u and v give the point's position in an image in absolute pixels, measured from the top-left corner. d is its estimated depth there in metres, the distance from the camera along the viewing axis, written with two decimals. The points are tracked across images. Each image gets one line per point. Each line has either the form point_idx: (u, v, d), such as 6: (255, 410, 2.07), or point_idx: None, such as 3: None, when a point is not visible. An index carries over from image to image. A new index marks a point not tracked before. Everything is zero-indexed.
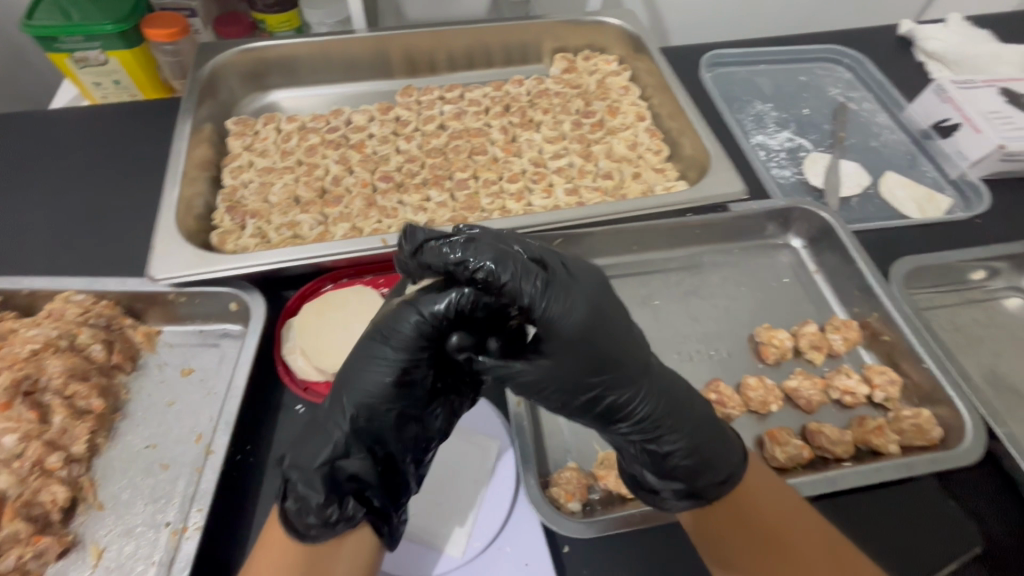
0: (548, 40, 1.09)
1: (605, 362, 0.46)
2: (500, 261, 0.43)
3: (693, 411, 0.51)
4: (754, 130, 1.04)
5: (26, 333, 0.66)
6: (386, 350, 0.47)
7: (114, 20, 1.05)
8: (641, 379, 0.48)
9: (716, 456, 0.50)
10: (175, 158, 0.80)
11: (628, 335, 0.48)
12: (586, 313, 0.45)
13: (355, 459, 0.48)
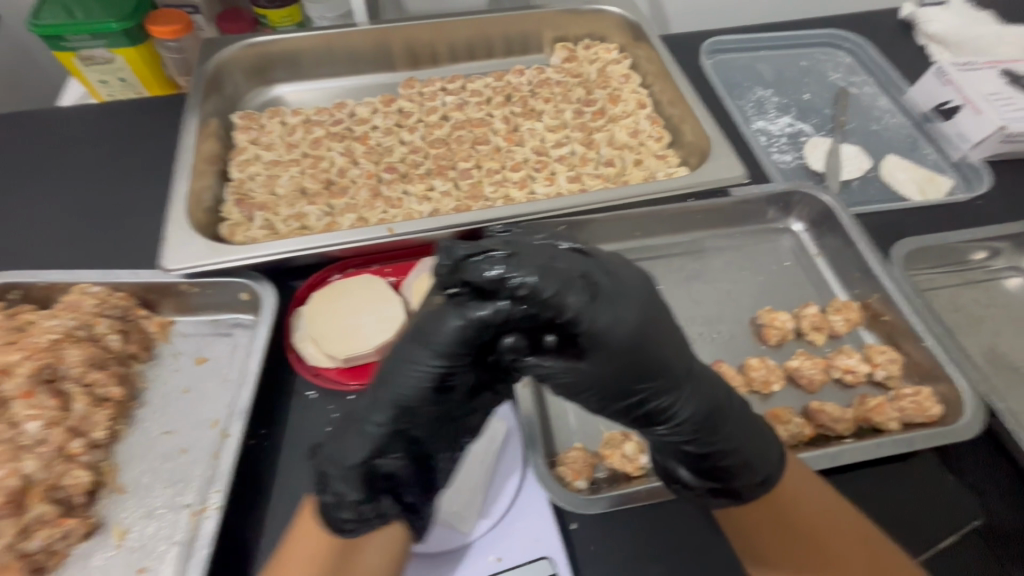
0: (548, 29, 1.10)
1: (650, 371, 0.41)
2: (545, 276, 0.36)
3: (734, 414, 0.47)
4: (755, 116, 1.04)
5: (45, 324, 0.67)
6: (433, 359, 0.41)
7: (119, 18, 1.06)
8: (686, 384, 0.43)
9: (759, 456, 0.47)
10: (184, 152, 0.82)
11: (673, 341, 0.42)
12: (632, 323, 0.39)
13: (393, 459, 0.45)
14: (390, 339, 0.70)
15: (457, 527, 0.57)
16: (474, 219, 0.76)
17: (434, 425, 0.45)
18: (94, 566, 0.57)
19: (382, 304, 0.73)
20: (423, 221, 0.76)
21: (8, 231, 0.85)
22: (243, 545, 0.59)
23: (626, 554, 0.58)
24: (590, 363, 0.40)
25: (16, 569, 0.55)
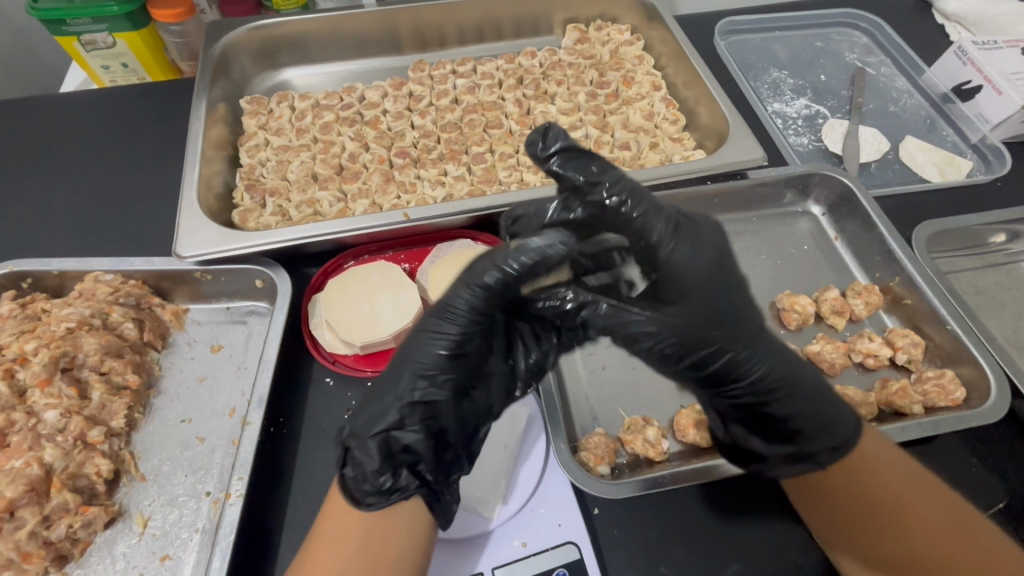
0: (559, 10, 1.08)
1: (722, 316, 0.49)
2: (631, 194, 0.48)
3: (807, 378, 0.52)
4: (771, 98, 1.02)
5: (59, 312, 0.66)
6: (465, 294, 0.49)
7: (120, 2, 1.04)
8: (757, 339, 0.51)
9: (828, 421, 0.51)
10: (193, 138, 0.81)
11: (747, 289, 0.51)
12: (712, 263, 0.49)
13: (410, 431, 0.49)
14: (407, 327, 0.69)
15: (479, 511, 0.57)
16: (490, 203, 0.75)
17: (447, 394, 0.50)
18: (117, 554, 0.57)
19: (399, 291, 0.72)
20: (438, 205, 0.75)
21: (16, 220, 0.84)
22: (267, 532, 0.59)
23: (651, 538, 0.58)
24: (671, 302, 0.49)
25: (40, 557, 0.54)
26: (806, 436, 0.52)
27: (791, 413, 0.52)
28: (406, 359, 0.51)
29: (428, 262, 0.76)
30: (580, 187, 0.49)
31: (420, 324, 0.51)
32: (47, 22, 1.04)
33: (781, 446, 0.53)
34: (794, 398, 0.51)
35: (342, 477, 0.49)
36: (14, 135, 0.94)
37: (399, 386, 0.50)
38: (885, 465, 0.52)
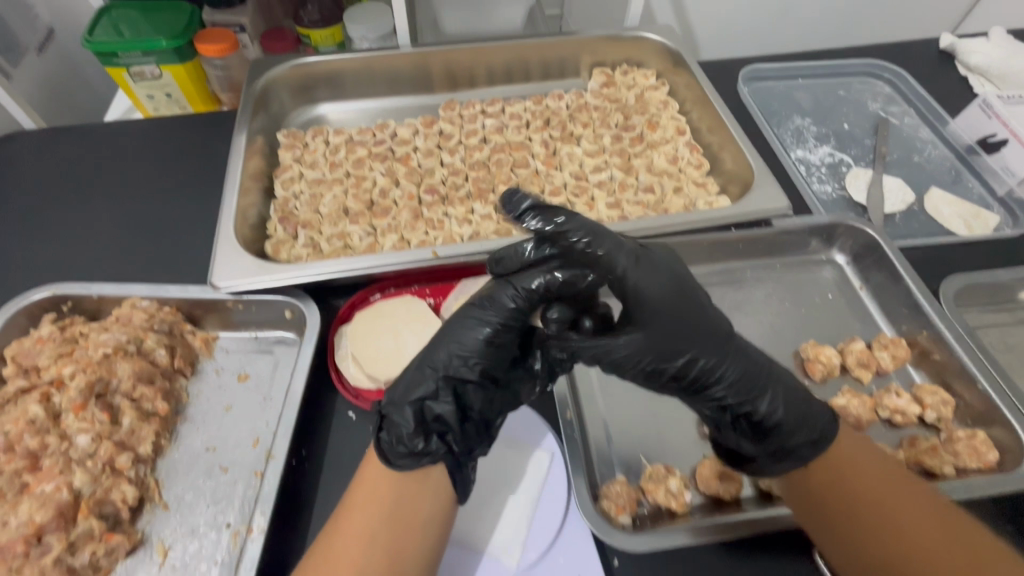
0: (586, 54, 1.11)
1: (692, 332, 0.53)
2: (596, 236, 0.53)
3: (777, 379, 0.56)
4: (795, 145, 1.04)
5: (97, 337, 0.68)
6: (508, 292, 0.55)
7: (170, 37, 1.12)
8: (727, 349, 0.54)
9: (807, 416, 0.55)
10: (232, 171, 0.84)
11: (707, 320, 0.54)
12: (670, 288, 0.53)
13: (441, 404, 0.53)
14: None
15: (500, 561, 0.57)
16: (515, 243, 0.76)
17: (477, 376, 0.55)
18: None
19: (424, 325, 0.73)
20: (465, 244, 0.77)
21: (62, 246, 0.88)
22: (285, 568, 0.59)
23: None
24: (648, 321, 0.52)
25: None
26: (789, 430, 0.55)
27: (772, 415, 0.55)
28: (450, 337, 0.55)
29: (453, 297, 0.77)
30: (548, 235, 0.54)
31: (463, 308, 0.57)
32: (101, 54, 1.12)
33: (765, 444, 0.56)
34: (780, 404, 0.55)
35: (379, 439, 0.53)
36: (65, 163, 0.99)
37: (432, 359, 0.55)
38: (874, 473, 0.54)
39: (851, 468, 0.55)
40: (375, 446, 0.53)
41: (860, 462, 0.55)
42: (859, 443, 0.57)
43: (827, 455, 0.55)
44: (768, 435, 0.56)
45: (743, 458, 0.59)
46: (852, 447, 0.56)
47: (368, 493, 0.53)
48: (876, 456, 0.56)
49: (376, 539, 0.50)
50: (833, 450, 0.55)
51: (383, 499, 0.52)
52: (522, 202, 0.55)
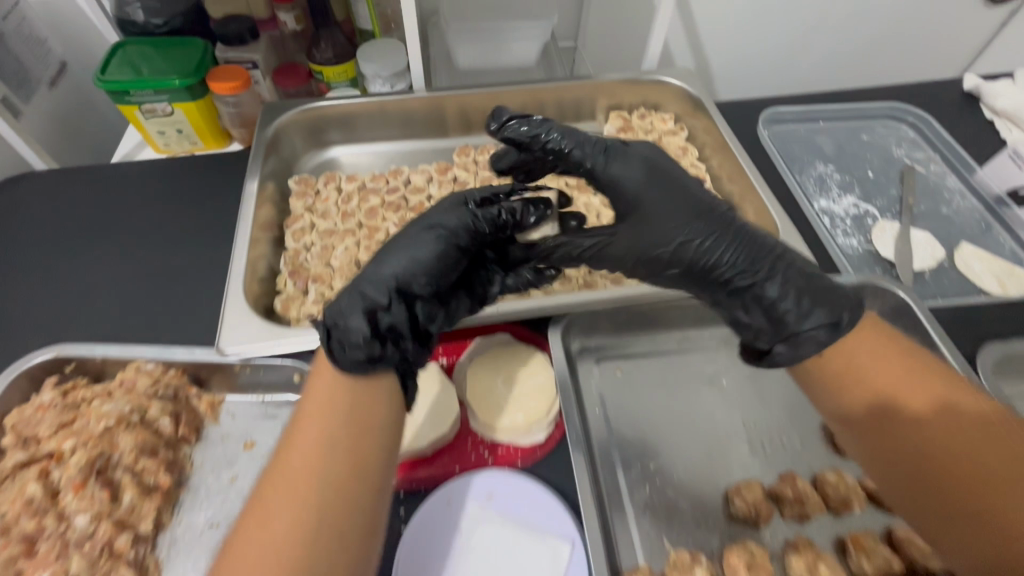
0: (603, 97, 1.09)
1: (691, 211, 0.61)
2: (566, 133, 0.65)
3: (789, 260, 0.60)
4: (818, 194, 1.01)
5: (100, 407, 0.65)
6: (468, 215, 0.65)
7: (182, 75, 1.10)
8: (728, 233, 0.61)
9: (822, 294, 0.59)
10: (244, 225, 0.83)
11: (697, 198, 0.62)
12: (649, 173, 0.63)
13: (394, 310, 0.59)
14: (443, 434, 0.69)
15: None
16: (528, 307, 0.76)
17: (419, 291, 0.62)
18: None
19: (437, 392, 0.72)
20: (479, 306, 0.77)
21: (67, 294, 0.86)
22: None
23: None
24: (637, 221, 0.62)
25: None
26: (803, 311, 0.58)
27: (784, 292, 0.59)
28: (390, 262, 0.62)
29: (466, 358, 0.76)
30: (525, 141, 0.67)
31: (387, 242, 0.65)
32: (113, 93, 1.11)
33: (785, 329, 0.59)
34: (781, 287, 0.59)
35: (331, 347, 0.56)
36: (79, 210, 0.99)
37: (370, 291, 0.60)
38: (899, 379, 0.56)
39: (866, 370, 0.57)
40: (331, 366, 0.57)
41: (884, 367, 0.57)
42: (880, 343, 0.58)
43: (850, 334, 0.59)
44: (778, 318, 0.59)
45: (766, 355, 0.61)
46: (872, 346, 0.58)
47: (325, 385, 0.56)
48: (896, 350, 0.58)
49: (333, 442, 0.52)
50: (854, 334, 0.59)
51: (340, 380, 0.56)
52: (506, 116, 0.70)
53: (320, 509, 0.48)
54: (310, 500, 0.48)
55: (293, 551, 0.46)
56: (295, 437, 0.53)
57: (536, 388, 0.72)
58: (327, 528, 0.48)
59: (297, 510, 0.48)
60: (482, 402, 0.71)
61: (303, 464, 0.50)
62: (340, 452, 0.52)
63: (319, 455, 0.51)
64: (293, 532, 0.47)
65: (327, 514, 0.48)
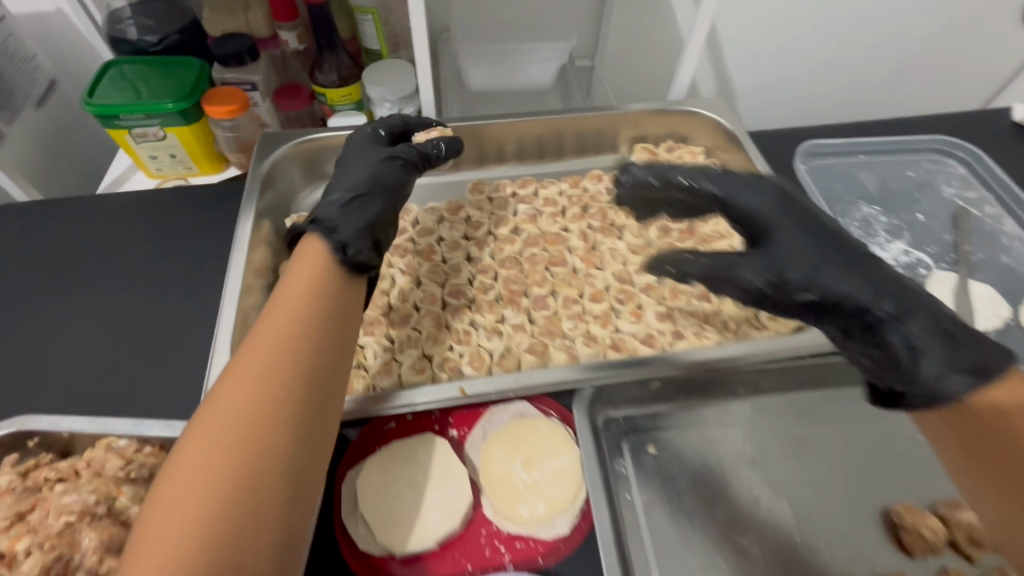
0: (627, 128, 1.01)
1: (817, 247, 0.61)
2: (694, 172, 0.69)
3: (924, 302, 0.58)
4: (863, 239, 0.92)
5: (60, 498, 0.57)
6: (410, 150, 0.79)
7: (175, 98, 1.03)
8: (858, 269, 0.59)
9: (963, 344, 0.55)
10: (235, 273, 0.75)
11: (829, 236, 0.62)
12: (779, 209, 0.63)
13: (383, 223, 0.67)
14: (453, 529, 0.60)
15: None
16: (554, 381, 0.66)
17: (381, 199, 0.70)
18: None
19: (447, 475, 0.64)
20: (495, 376, 0.69)
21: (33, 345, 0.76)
22: None
23: None
24: (774, 245, 0.62)
25: None
26: (933, 354, 0.55)
27: (915, 334, 0.56)
28: (355, 180, 0.71)
29: (479, 432, 0.68)
30: (651, 185, 0.72)
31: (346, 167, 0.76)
32: (101, 116, 1.03)
33: (923, 368, 0.55)
34: (923, 323, 0.56)
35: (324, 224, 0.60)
36: None
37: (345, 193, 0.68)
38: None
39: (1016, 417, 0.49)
40: (306, 237, 0.60)
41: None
42: None
43: (998, 371, 0.52)
44: (915, 350, 0.56)
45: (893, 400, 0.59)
46: None
47: (282, 295, 0.52)
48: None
49: (319, 317, 0.51)
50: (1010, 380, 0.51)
51: (297, 296, 0.52)
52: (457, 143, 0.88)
53: (277, 427, 0.44)
54: (264, 417, 0.43)
55: (241, 475, 0.40)
56: (246, 349, 0.47)
57: (558, 472, 0.64)
58: (281, 448, 0.43)
59: (247, 425, 0.42)
60: (499, 488, 0.64)
61: (256, 375, 0.45)
62: (291, 368, 0.46)
63: (272, 369, 0.46)
64: (243, 449, 0.41)
65: (281, 433, 0.44)
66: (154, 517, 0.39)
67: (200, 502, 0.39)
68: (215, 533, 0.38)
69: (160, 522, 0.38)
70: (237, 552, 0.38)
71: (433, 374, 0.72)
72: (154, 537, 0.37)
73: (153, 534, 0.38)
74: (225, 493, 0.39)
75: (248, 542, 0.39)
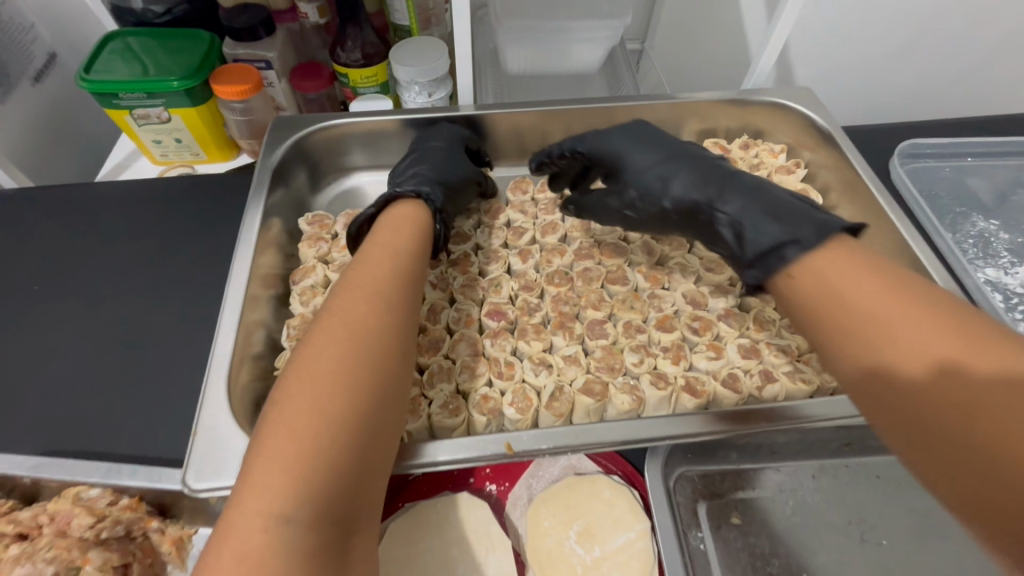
0: (693, 120, 0.86)
1: (655, 161, 0.62)
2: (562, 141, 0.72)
3: (762, 188, 0.54)
4: (981, 261, 0.77)
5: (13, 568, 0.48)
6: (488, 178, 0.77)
7: (180, 76, 0.91)
8: (681, 171, 0.59)
9: (784, 218, 0.50)
10: (236, 283, 0.63)
11: (670, 150, 0.63)
12: (617, 142, 0.66)
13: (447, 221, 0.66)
14: None
15: None
16: (627, 434, 0.51)
17: (456, 185, 0.71)
18: None
19: (488, 546, 0.53)
20: (551, 429, 0.52)
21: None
22: None
23: None
24: (621, 171, 0.65)
25: None
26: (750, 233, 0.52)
27: (738, 217, 0.54)
28: (429, 163, 0.71)
29: (523, 489, 0.57)
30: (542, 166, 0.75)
31: (418, 153, 0.75)
32: (98, 95, 0.92)
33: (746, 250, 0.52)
34: (743, 205, 0.53)
35: (418, 195, 0.63)
36: None
37: (424, 173, 0.69)
38: (938, 337, 0.37)
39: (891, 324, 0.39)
40: (397, 212, 0.60)
41: (891, 313, 0.39)
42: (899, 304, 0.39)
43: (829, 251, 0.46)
44: (740, 234, 0.53)
45: None
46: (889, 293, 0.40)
47: (387, 245, 0.53)
48: (906, 291, 0.40)
49: (404, 268, 0.51)
50: (825, 256, 0.45)
51: (401, 246, 0.54)
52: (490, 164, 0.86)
53: (396, 352, 0.43)
54: (385, 336, 0.43)
55: (361, 407, 0.38)
56: (359, 280, 0.47)
57: (622, 550, 0.53)
58: (395, 376, 0.42)
59: (372, 345, 0.41)
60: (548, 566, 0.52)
61: (374, 303, 0.45)
62: (404, 305, 0.47)
63: (390, 300, 0.46)
64: (371, 365, 0.40)
65: (397, 362, 0.43)
66: (282, 415, 0.36)
67: (334, 404, 0.37)
68: (350, 437, 0.36)
69: (291, 421, 0.35)
70: (363, 462, 0.37)
71: (469, 417, 0.58)
72: (287, 432, 0.35)
73: (284, 430, 0.35)
74: (359, 401, 0.38)
75: (371, 457, 0.37)
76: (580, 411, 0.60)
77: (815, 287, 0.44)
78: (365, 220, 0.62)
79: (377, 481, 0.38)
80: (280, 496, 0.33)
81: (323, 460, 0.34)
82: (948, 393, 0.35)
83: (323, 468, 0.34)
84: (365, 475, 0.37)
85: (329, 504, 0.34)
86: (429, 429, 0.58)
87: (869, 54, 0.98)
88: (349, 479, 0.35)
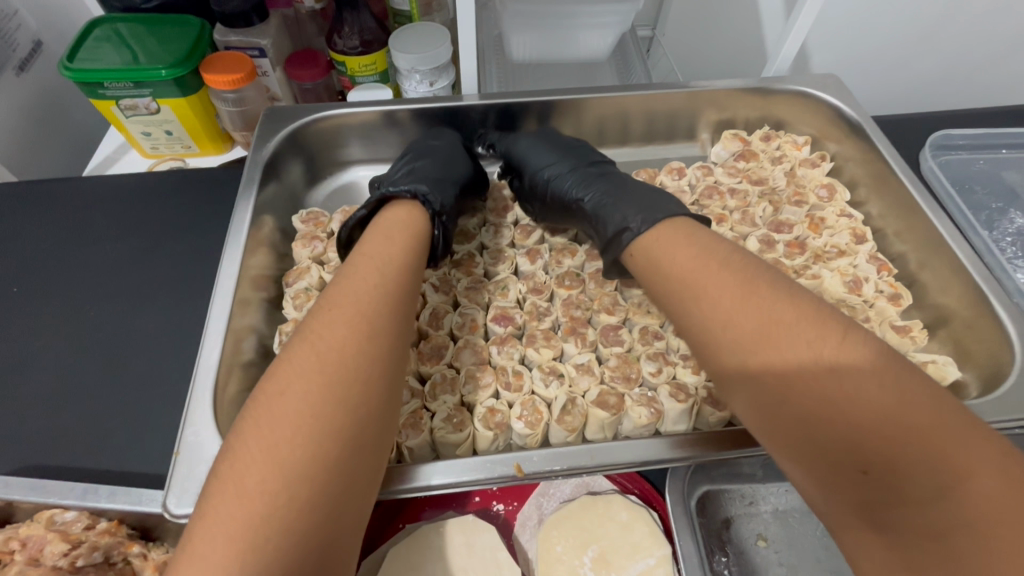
0: (710, 110, 0.81)
1: (553, 156, 0.70)
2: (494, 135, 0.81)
3: (626, 184, 0.64)
4: (1021, 261, 0.72)
5: None
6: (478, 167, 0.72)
7: (168, 64, 0.86)
8: (568, 166, 0.68)
9: (631, 203, 0.59)
10: (223, 286, 0.58)
11: (570, 151, 0.72)
12: (527, 139, 0.74)
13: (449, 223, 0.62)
14: None
15: None
16: (644, 456, 0.48)
17: (456, 183, 0.67)
18: None
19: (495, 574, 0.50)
20: (562, 454, 0.47)
21: None
22: None
23: None
24: (522, 161, 0.72)
25: None
26: (606, 218, 0.61)
27: (598, 206, 0.63)
28: (429, 161, 0.67)
29: (533, 509, 0.54)
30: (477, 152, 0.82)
31: (417, 148, 0.71)
32: (82, 84, 0.87)
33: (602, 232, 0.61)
34: (603, 197, 0.63)
35: (415, 198, 0.59)
36: None
37: (423, 172, 0.65)
38: (748, 303, 0.42)
39: (706, 291, 0.44)
40: (387, 215, 0.56)
41: (712, 286, 0.44)
42: (721, 280, 0.44)
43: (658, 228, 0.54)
44: (599, 216, 0.62)
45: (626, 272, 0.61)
46: (715, 267, 0.46)
47: (375, 258, 0.48)
48: (720, 262, 0.46)
49: (389, 283, 0.46)
50: (653, 233, 0.54)
51: (391, 259, 0.49)
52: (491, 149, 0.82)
53: (371, 382, 0.38)
54: (357, 365, 0.38)
55: (323, 455, 0.34)
56: (338, 300, 0.43)
57: None
58: (372, 412, 0.38)
59: (343, 381, 0.37)
60: None
61: (348, 328, 0.40)
62: (390, 330, 0.42)
63: (373, 325, 0.41)
64: (337, 404, 0.36)
65: (374, 397, 0.38)
66: (238, 470, 0.33)
67: (290, 455, 0.33)
68: (308, 492, 0.32)
69: (244, 479, 0.32)
70: (331, 513, 0.33)
71: (474, 432, 0.54)
72: (238, 491, 0.32)
73: (234, 488, 0.32)
74: (324, 449, 0.34)
75: (341, 510, 0.34)
76: (594, 425, 0.56)
77: (658, 255, 0.51)
78: (356, 223, 0.60)
79: (352, 532, 0.34)
80: (223, 567, 0.29)
81: (273, 524, 0.30)
82: (773, 366, 0.38)
83: (272, 535, 0.30)
84: (334, 531, 0.33)
85: (289, 568, 0.30)
86: (431, 445, 0.54)
87: (895, 39, 0.92)
88: (312, 538, 0.31)
